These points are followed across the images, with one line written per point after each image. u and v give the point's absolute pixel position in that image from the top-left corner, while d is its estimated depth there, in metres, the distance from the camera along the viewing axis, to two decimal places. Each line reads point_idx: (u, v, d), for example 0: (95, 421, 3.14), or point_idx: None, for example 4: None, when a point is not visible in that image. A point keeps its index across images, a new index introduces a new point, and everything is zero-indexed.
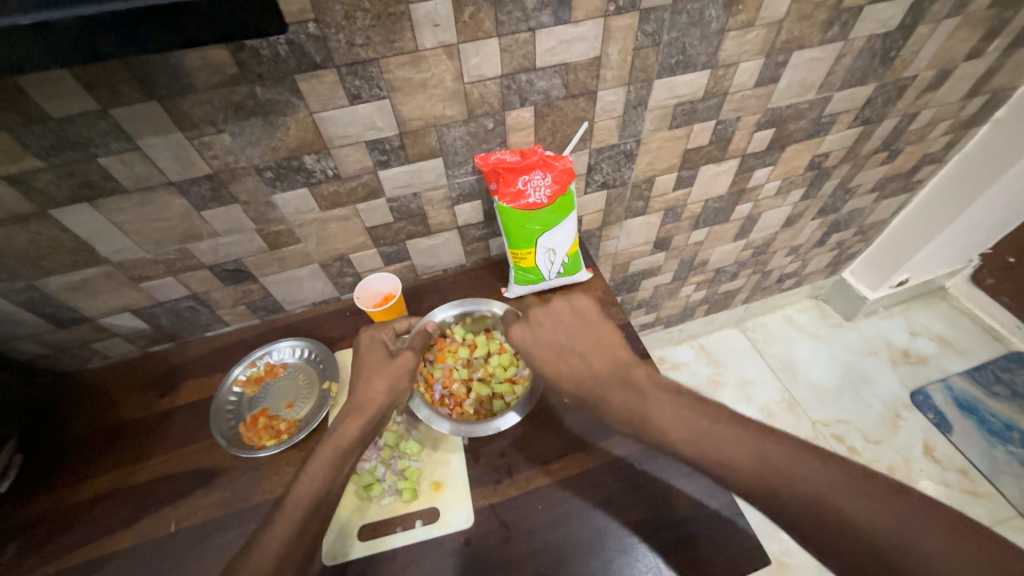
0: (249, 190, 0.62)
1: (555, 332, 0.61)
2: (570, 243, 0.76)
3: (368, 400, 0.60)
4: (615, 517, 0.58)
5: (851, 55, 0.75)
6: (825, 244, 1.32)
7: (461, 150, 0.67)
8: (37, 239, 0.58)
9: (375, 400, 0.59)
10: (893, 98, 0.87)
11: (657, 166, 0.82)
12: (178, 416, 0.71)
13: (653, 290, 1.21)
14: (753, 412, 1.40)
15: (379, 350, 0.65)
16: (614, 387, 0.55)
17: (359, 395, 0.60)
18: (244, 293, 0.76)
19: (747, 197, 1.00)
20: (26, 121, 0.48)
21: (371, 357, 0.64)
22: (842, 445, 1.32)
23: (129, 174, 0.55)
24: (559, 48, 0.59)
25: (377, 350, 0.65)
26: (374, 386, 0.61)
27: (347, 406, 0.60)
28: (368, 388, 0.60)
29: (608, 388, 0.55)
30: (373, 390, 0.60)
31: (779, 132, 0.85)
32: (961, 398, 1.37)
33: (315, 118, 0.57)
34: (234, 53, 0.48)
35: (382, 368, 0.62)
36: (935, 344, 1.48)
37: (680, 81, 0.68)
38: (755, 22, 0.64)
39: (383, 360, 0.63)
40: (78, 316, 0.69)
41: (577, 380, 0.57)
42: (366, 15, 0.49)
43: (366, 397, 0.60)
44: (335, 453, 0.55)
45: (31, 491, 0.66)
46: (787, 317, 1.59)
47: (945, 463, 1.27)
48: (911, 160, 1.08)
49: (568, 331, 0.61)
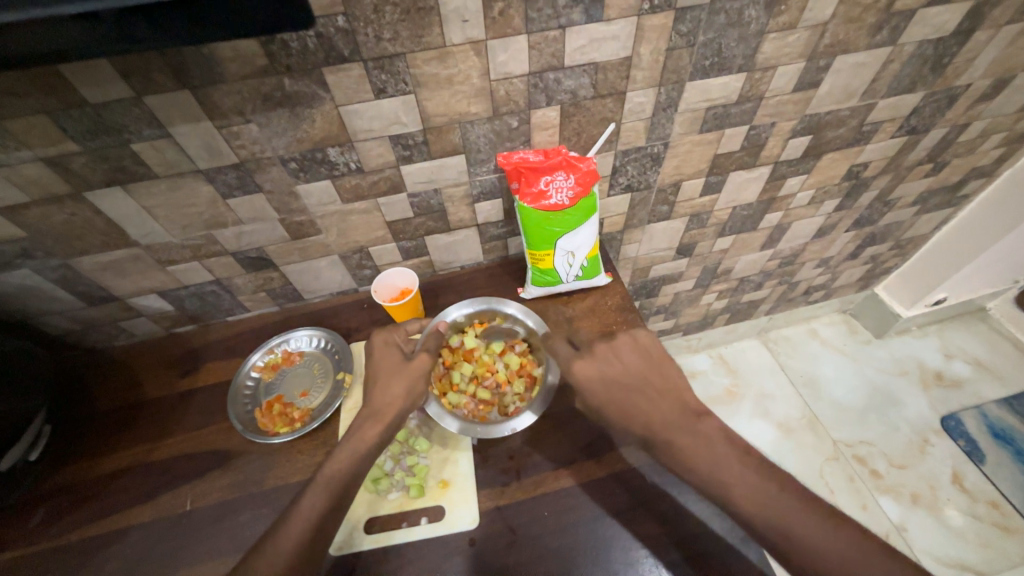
0: (273, 180, 0.62)
1: (626, 367, 0.59)
2: (590, 246, 0.74)
3: (389, 403, 0.59)
4: (622, 530, 0.57)
5: (900, 61, 0.71)
6: (858, 258, 1.26)
7: (484, 148, 0.66)
8: (72, 219, 0.60)
9: (396, 404, 0.59)
10: (942, 107, 0.82)
11: (684, 170, 0.79)
12: (198, 397, 0.73)
13: (673, 296, 1.19)
14: (770, 427, 1.36)
15: (394, 353, 0.64)
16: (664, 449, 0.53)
17: (378, 400, 0.60)
18: (264, 281, 0.77)
19: (777, 206, 0.96)
20: (65, 105, 0.49)
21: (387, 360, 0.63)
22: (864, 468, 1.27)
23: (160, 160, 0.56)
24: (590, 47, 0.57)
25: (391, 354, 0.64)
26: (394, 391, 0.60)
27: (366, 411, 0.59)
28: (388, 393, 0.60)
29: (697, 445, 0.51)
30: (390, 394, 0.60)
31: (816, 140, 0.82)
32: (996, 427, 1.30)
33: (340, 111, 0.57)
34: (264, 44, 0.49)
35: (400, 372, 0.62)
36: (971, 368, 1.41)
37: (714, 83, 0.66)
38: (797, 24, 0.61)
39: (398, 363, 0.63)
40: (108, 294, 0.72)
41: (654, 431, 0.54)
42: (395, 9, 0.49)
43: (384, 402, 0.59)
44: (355, 457, 0.55)
45: (57, 460, 0.69)
46: (811, 330, 1.53)
47: (975, 494, 1.21)
48: (957, 174, 1.03)
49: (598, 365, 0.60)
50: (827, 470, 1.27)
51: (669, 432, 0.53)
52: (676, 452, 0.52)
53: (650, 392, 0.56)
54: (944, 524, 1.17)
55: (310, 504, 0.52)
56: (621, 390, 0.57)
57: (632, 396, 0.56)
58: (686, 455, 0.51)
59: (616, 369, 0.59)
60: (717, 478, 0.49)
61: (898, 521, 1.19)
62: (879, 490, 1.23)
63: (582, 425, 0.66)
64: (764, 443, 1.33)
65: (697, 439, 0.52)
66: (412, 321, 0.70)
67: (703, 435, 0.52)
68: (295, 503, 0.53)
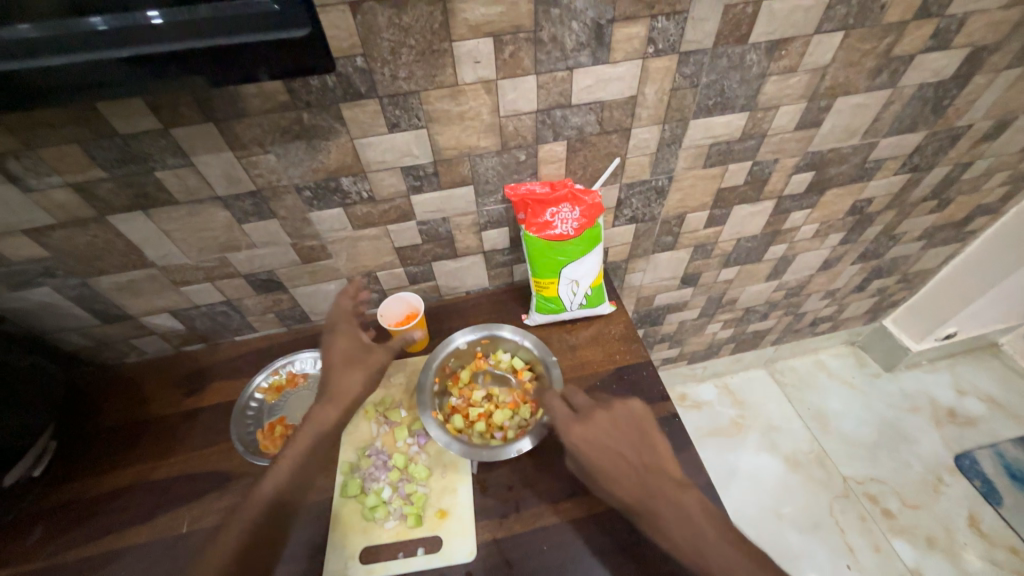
0: (288, 207, 0.64)
1: (608, 434, 0.59)
2: (594, 276, 0.75)
3: (347, 390, 0.62)
4: (622, 566, 0.57)
5: (900, 102, 0.72)
6: (865, 290, 1.26)
7: (492, 180, 0.68)
8: (93, 241, 0.62)
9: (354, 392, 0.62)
10: (945, 146, 0.83)
11: (688, 204, 0.81)
12: (202, 417, 0.74)
13: (678, 325, 1.18)
14: (778, 461, 1.33)
15: (352, 341, 0.66)
16: (645, 496, 0.55)
17: (336, 385, 0.62)
18: (274, 302, 0.78)
19: (781, 238, 0.97)
20: (96, 135, 0.52)
21: (344, 349, 0.64)
22: (875, 507, 1.23)
23: (182, 187, 0.59)
24: (596, 86, 0.59)
25: (351, 342, 0.65)
26: (351, 378, 0.63)
27: (321, 394, 0.62)
28: (345, 380, 0.63)
29: (680, 523, 0.53)
30: (350, 383, 0.62)
31: (820, 176, 0.83)
32: (1013, 467, 1.26)
33: (355, 143, 0.59)
34: (286, 82, 0.51)
35: (354, 357, 0.64)
36: (984, 405, 1.38)
37: (717, 121, 0.68)
38: (798, 68, 0.63)
39: (355, 354, 0.65)
40: (122, 313, 0.74)
41: (635, 502, 0.55)
42: (411, 51, 0.52)
43: (344, 388, 0.62)
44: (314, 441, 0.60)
45: (60, 478, 0.69)
46: (819, 361, 1.50)
47: (993, 538, 1.17)
48: (963, 210, 1.03)
49: (597, 422, 0.60)
50: (836, 508, 1.24)
51: (645, 504, 0.54)
52: (648, 522, 0.54)
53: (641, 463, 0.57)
54: (961, 570, 1.13)
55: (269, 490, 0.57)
56: (618, 463, 0.57)
57: (622, 464, 0.57)
58: (658, 516, 0.54)
59: (610, 439, 0.59)
60: (703, 558, 0.51)
61: (912, 566, 1.14)
62: (892, 531, 1.19)
63: None
64: (771, 478, 1.30)
65: (680, 518, 0.53)
66: (344, 297, 0.68)
67: (686, 512, 0.54)
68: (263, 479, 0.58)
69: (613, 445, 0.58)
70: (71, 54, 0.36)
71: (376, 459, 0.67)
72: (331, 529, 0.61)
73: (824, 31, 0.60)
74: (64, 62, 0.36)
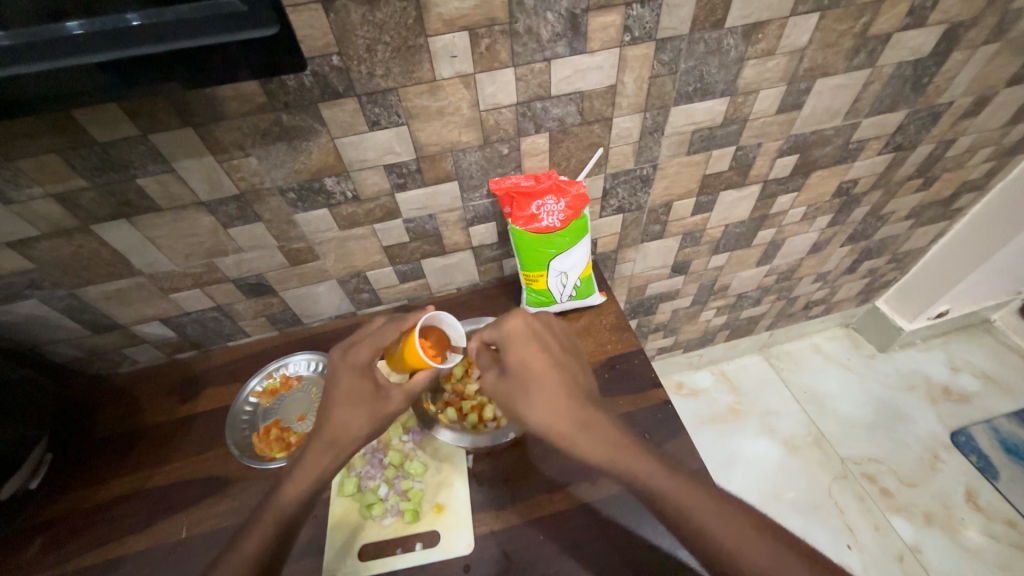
0: (272, 210, 0.64)
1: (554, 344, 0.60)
2: (582, 267, 0.75)
3: (347, 437, 0.56)
4: (618, 553, 0.57)
5: (880, 82, 0.73)
6: (856, 272, 1.26)
7: (476, 175, 0.68)
8: (78, 251, 0.62)
9: (349, 442, 0.57)
10: (927, 124, 0.84)
11: (674, 191, 0.81)
12: (196, 423, 0.74)
13: (671, 313, 1.19)
14: (777, 445, 1.34)
15: (363, 384, 0.58)
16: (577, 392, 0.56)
17: (335, 431, 0.56)
18: (264, 306, 0.78)
19: (769, 223, 0.97)
20: (74, 144, 0.52)
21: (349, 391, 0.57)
22: (874, 486, 1.24)
23: (164, 194, 0.59)
24: (575, 77, 0.60)
25: (360, 385, 0.58)
26: (352, 424, 0.56)
27: (315, 438, 0.57)
28: (345, 425, 0.56)
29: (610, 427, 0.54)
30: (350, 430, 0.56)
31: (804, 158, 0.83)
32: (1008, 442, 1.27)
33: (336, 143, 0.59)
34: (263, 84, 0.51)
35: (366, 400, 0.57)
36: (978, 381, 1.39)
37: (698, 108, 0.68)
38: (775, 50, 0.63)
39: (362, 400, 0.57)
40: (112, 322, 0.73)
41: (572, 395, 0.55)
42: (386, 47, 0.52)
43: (344, 435, 0.56)
44: (301, 496, 0.55)
45: (57, 490, 0.69)
46: (814, 345, 1.51)
47: (990, 512, 1.18)
48: (950, 187, 1.03)
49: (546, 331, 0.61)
50: (835, 489, 1.25)
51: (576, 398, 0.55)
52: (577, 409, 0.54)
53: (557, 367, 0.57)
54: (960, 544, 1.14)
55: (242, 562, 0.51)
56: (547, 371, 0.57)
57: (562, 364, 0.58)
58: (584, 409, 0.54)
59: (525, 348, 0.58)
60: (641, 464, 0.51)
61: (911, 542, 1.15)
62: (890, 509, 1.20)
63: None
64: (770, 462, 1.31)
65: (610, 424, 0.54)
66: (390, 329, 0.61)
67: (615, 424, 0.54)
68: (244, 536, 0.53)
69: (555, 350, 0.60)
70: (43, 62, 0.37)
71: (372, 458, 0.67)
72: (330, 528, 0.62)
73: (799, 13, 0.60)
74: (35, 70, 0.37)
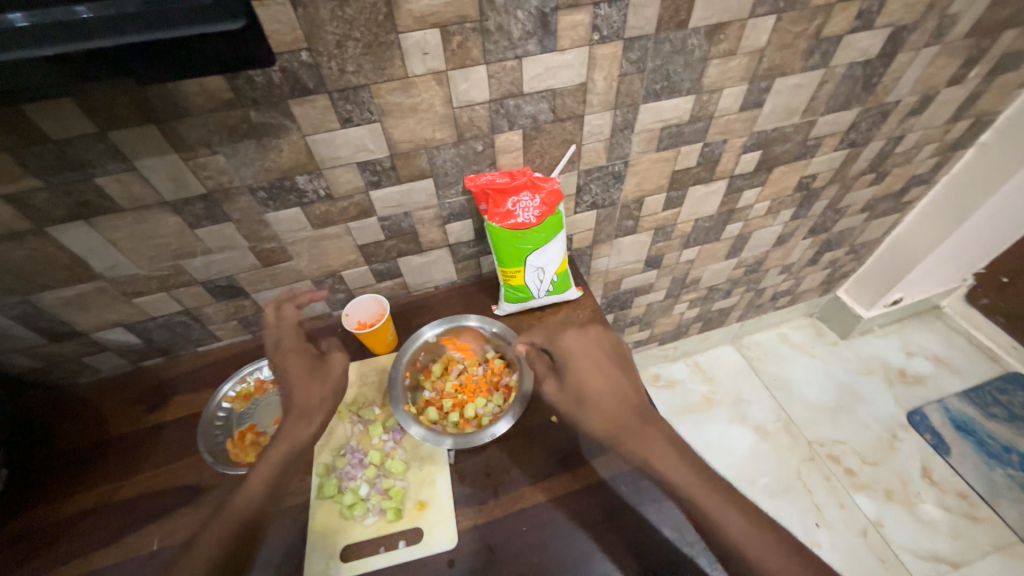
0: (242, 209, 0.63)
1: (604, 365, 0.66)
2: (558, 262, 0.77)
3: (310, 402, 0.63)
4: (598, 538, 0.58)
5: (833, 81, 0.77)
6: (818, 263, 1.33)
7: (451, 171, 0.68)
8: (33, 255, 0.59)
9: (319, 402, 0.63)
10: (877, 121, 0.89)
11: (646, 187, 0.83)
12: (166, 431, 0.71)
13: (647, 307, 1.22)
14: (748, 432, 1.39)
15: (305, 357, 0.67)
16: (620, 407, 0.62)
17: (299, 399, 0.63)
18: (235, 309, 0.76)
19: (736, 217, 1.01)
20: (26, 142, 0.49)
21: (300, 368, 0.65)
22: (838, 466, 1.31)
23: (126, 193, 0.56)
24: (547, 75, 0.61)
25: (306, 359, 0.66)
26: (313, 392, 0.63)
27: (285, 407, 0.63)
28: (307, 393, 0.63)
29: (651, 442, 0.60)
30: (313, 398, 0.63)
31: (767, 154, 0.87)
32: (958, 419, 1.36)
33: (308, 140, 0.58)
34: (229, 80, 0.50)
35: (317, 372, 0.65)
36: (931, 364, 1.48)
37: (666, 105, 0.70)
38: (736, 51, 0.66)
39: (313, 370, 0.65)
40: (71, 329, 0.70)
41: (619, 413, 0.62)
42: (357, 43, 0.51)
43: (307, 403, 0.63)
44: (271, 468, 0.59)
45: (14, 507, 0.66)
46: (781, 334, 1.58)
47: (944, 486, 1.26)
48: (899, 182, 1.10)
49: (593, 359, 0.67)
50: (803, 472, 1.31)
51: (622, 417, 0.61)
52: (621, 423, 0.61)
53: (608, 385, 0.64)
54: (918, 517, 1.21)
55: (220, 532, 0.54)
56: (598, 387, 0.64)
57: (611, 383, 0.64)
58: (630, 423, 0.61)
59: (588, 362, 0.66)
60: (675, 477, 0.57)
61: (874, 518, 1.22)
62: (854, 487, 1.27)
63: (558, 438, 0.67)
64: (742, 448, 1.36)
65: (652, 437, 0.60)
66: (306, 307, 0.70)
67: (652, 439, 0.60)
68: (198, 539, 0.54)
69: (608, 375, 0.65)
70: None
71: (352, 458, 0.66)
72: (309, 532, 0.61)
73: (757, 15, 0.63)
74: None
